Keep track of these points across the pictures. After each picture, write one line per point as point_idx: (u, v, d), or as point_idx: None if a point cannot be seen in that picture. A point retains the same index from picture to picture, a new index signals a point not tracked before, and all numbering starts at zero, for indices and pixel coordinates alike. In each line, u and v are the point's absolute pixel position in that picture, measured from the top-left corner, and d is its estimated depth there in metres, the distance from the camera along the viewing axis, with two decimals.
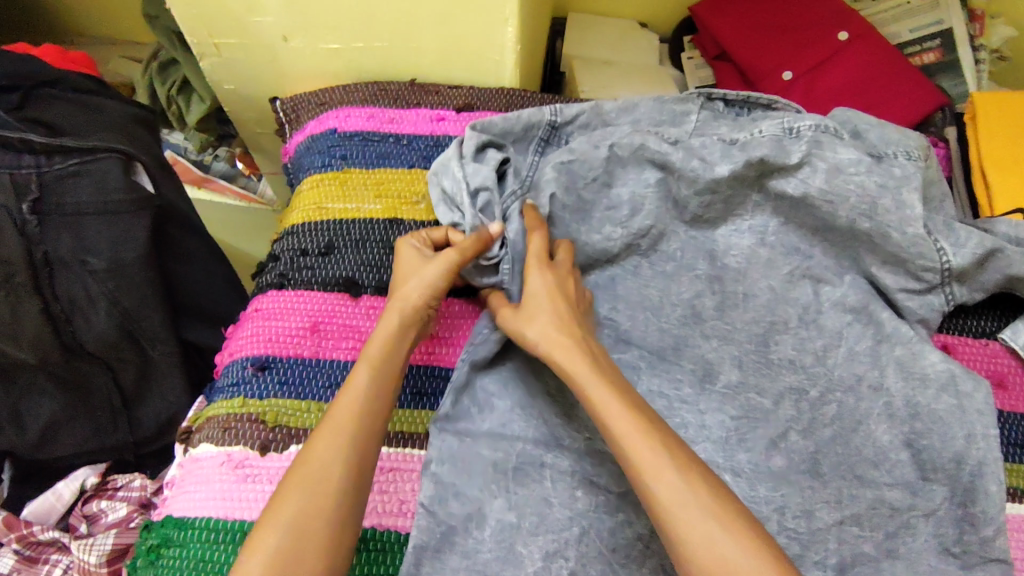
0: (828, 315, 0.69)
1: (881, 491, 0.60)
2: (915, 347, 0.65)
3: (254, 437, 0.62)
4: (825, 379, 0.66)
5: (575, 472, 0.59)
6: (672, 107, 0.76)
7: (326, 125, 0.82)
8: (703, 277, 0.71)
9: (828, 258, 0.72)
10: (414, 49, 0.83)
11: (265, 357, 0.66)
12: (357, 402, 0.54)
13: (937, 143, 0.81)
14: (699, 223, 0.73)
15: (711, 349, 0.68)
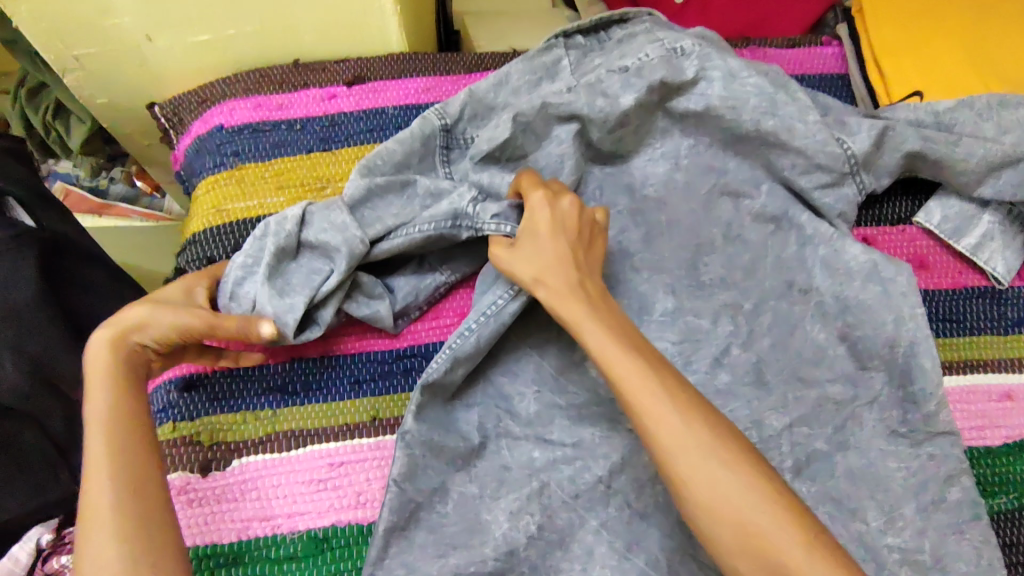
0: (750, 228, 0.70)
1: (825, 387, 0.62)
2: (837, 244, 0.66)
3: (192, 460, 0.59)
4: (757, 291, 0.67)
5: (529, 434, 0.59)
6: (542, 61, 0.75)
7: (211, 123, 0.77)
8: (625, 212, 0.70)
9: (741, 172, 0.72)
10: (291, 28, 0.78)
11: (186, 376, 0.62)
12: (111, 420, 0.48)
13: (830, 42, 0.81)
14: (613, 160, 0.73)
15: (643, 282, 0.66)
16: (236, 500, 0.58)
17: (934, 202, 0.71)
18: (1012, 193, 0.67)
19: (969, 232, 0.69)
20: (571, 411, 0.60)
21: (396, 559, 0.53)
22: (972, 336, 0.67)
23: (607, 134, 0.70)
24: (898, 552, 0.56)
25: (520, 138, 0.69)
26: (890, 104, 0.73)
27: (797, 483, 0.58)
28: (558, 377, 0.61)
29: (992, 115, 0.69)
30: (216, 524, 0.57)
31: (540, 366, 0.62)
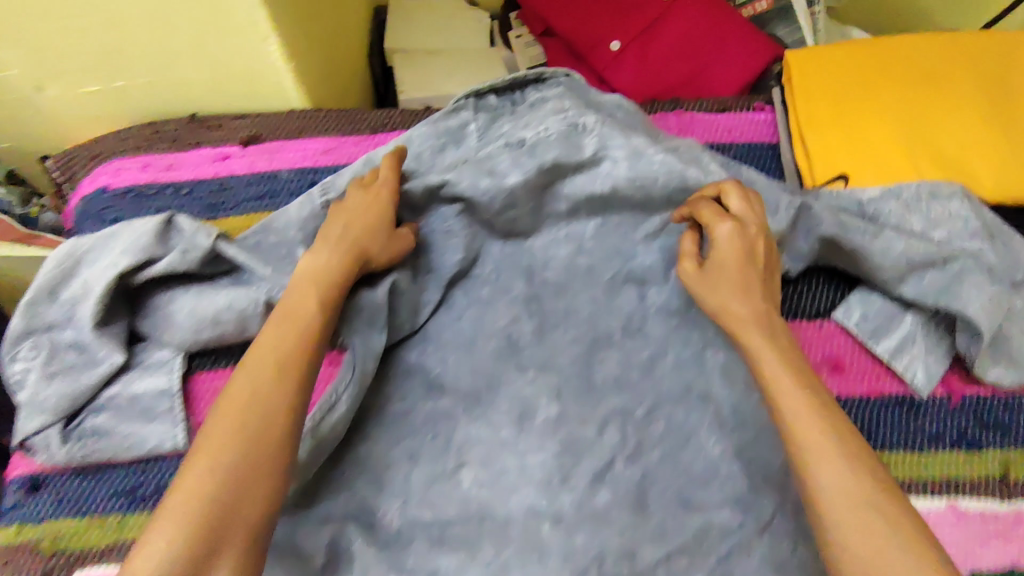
0: (653, 321, 0.65)
1: (711, 513, 0.57)
2: (739, 352, 0.61)
3: (27, 567, 0.56)
4: (652, 394, 0.62)
5: (382, 557, 0.55)
6: (446, 124, 0.69)
7: (96, 182, 0.73)
8: (520, 299, 0.65)
9: (650, 256, 0.67)
10: (182, 86, 0.73)
11: (35, 475, 0.60)
12: (292, 336, 0.51)
13: (764, 107, 0.75)
14: (513, 239, 0.68)
15: (526, 384, 0.62)
16: None
17: (854, 298, 0.66)
18: (935, 294, 0.60)
19: (888, 334, 0.64)
20: (432, 532, 0.56)
21: None
22: (884, 450, 0.61)
23: (499, 214, 0.66)
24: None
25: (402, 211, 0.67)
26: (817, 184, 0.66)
27: None
28: (425, 490, 0.58)
29: (921, 206, 0.63)
30: None
31: (408, 476, 0.58)
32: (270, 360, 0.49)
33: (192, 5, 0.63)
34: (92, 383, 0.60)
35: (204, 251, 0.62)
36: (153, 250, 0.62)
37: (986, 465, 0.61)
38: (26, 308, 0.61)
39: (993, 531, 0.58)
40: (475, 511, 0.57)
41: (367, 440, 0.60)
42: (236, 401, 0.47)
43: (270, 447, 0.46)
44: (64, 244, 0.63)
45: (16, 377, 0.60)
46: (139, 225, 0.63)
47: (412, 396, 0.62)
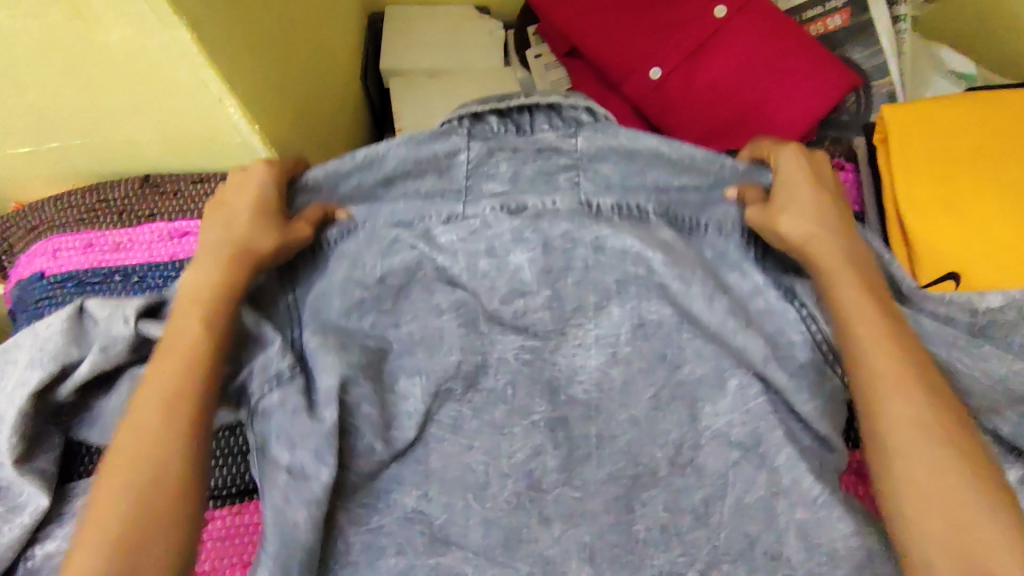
0: (707, 452, 0.53)
1: None
2: (823, 509, 0.49)
3: None
4: (707, 551, 0.50)
5: None
6: (434, 150, 0.57)
7: (33, 264, 0.62)
8: (542, 424, 0.53)
9: (701, 366, 0.54)
10: (131, 149, 0.61)
11: None
12: (181, 361, 0.46)
13: (843, 165, 0.63)
14: (533, 343, 0.55)
15: (549, 544, 0.50)
16: None
17: None
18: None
19: None
20: None
21: None
22: None
23: (503, 304, 0.55)
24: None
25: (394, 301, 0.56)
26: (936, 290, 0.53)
27: None
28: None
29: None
30: None
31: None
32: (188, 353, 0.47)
33: (122, 61, 0.49)
34: (14, 539, 0.49)
35: (131, 342, 0.51)
36: (69, 353, 0.50)
37: None
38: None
39: None
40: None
41: None
42: (160, 406, 0.45)
43: (162, 489, 0.42)
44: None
45: None
46: (45, 324, 0.51)
47: (410, 551, 0.51)
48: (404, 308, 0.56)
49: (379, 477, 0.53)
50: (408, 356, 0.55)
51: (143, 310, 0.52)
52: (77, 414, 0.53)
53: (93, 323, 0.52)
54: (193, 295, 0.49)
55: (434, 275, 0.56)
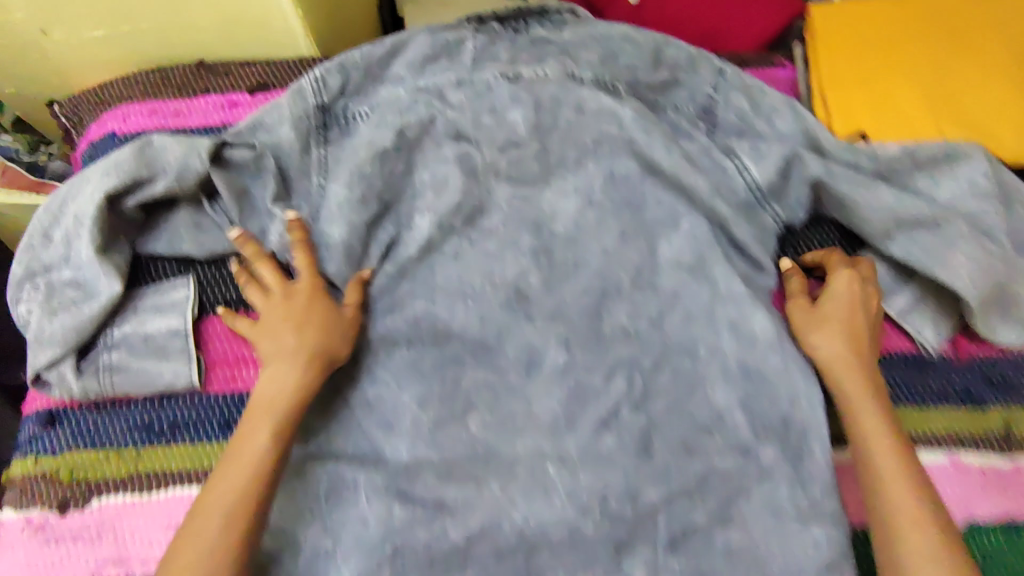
0: (662, 274, 0.65)
1: (712, 459, 0.59)
2: (749, 306, 0.62)
3: (51, 497, 0.58)
4: (660, 345, 0.63)
5: (389, 486, 0.58)
6: (445, 38, 0.69)
7: (103, 128, 0.73)
8: (528, 251, 0.65)
9: (660, 209, 0.66)
10: (187, 35, 0.73)
11: (52, 410, 0.60)
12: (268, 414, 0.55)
13: (784, 63, 0.74)
14: (524, 188, 0.67)
15: (535, 333, 0.63)
16: (91, 540, 0.57)
17: (867, 257, 0.65)
18: (921, 258, 0.60)
19: (897, 294, 0.63)
20: (437, 468, 0.58)
21: None
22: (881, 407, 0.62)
23: (501, 154, 0.67)
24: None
25: (408, 155, 0.66)
26: (847, 138, 0.65)
27: (669, 562, 0.56)
28: (434, 431, 0.60)
29: (929, 168, 0.63)
30: (71, 563, 0.57)
31: (416, 417, 0.60)
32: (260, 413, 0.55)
33: None
34: (94, 313, 0.59)
35: (196, 175, 0.63)
36: (139, 170, 0.62)
37: (991, 421, 0.62)
38: (27, 252, 0.62)
39: (988, 480, 0.60)
40: (482, 452, 0.59)
41: (377, 383, 0.61)
42: (232, 480, 0.52)
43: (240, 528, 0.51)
44: (54, 193, 0.64)
45: (24, 320, 0.60)
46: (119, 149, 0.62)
47: (420, 344, 0.63)
48: (417, 159, 0.67)
49: (398, 289, 0.65)
50: (419, 198, 0.66)
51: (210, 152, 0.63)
52: (146, 228, 0.65)
53: (159, 153, 0.63)
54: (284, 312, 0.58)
55: (444, 131, 0.67)
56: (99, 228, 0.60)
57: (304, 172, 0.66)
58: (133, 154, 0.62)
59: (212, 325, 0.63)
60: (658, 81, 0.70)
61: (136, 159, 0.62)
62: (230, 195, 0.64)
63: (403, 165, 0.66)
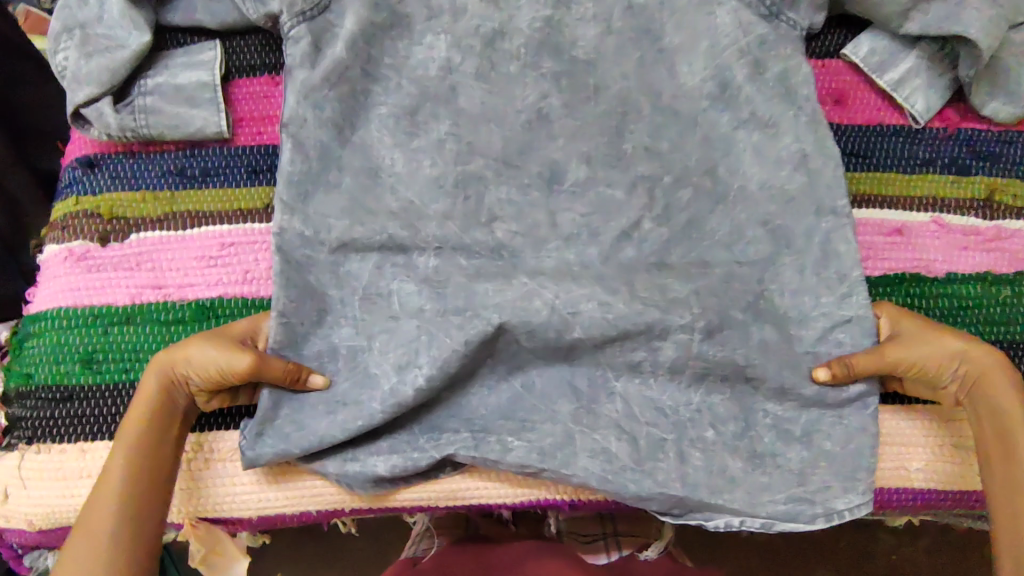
0: (684, 98, 0.59)
1: (733, 269, 0.57)
2: (771, 128, 0.57)
3: (92, 230, 0.63)
4: (680, 166, 0.58)
5: (420, 278, 0.56)
6: None
7: None
8: (549, 74, 0.59)
9: (680, 35, 0.59)
10: None
11: (91, 155, 0.64)
12: (124, 478, 0.49)
13: None
14: (546, 13, 0.59)
15: (556, 150, 0.58)
16: (132, 267, 0.62)
17: (866, 33, 0.66)
18: (939, 26, 0.61)
19: (894, 67, 0.65)
20: (468, 272, 0.56)
21: (288, 417, 0.54)
22: (878, 172, 0.65)
23: None
24: (771, 418, 0.56)
25: None
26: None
27: (702, 345, 0.55)
28: (460, 238, 0.57)
29: None
30: (113, 287, 0.61)
31: (443, 226, 0.57)
32: (127, 445, 0.50)
33: None
34: (127, 59, 0.61)
35: None
36: None
37: (977, 188, 0.66)
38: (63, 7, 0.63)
39: (970, 243, 0.64)
40: (506, 258, 0.57)
41: (392, 188, 0.57)
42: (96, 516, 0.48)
43: None
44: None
45: (61, 68, 0.63)
46: None
47: (442, 162, 0.57)
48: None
49: (419, 109, 0.58)
50: (434, 19, 0.58)
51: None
52: None
53: None
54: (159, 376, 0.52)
55: None
56: None
57: None
58: None
59: (234, 86, 0.66)
60: None
61: None
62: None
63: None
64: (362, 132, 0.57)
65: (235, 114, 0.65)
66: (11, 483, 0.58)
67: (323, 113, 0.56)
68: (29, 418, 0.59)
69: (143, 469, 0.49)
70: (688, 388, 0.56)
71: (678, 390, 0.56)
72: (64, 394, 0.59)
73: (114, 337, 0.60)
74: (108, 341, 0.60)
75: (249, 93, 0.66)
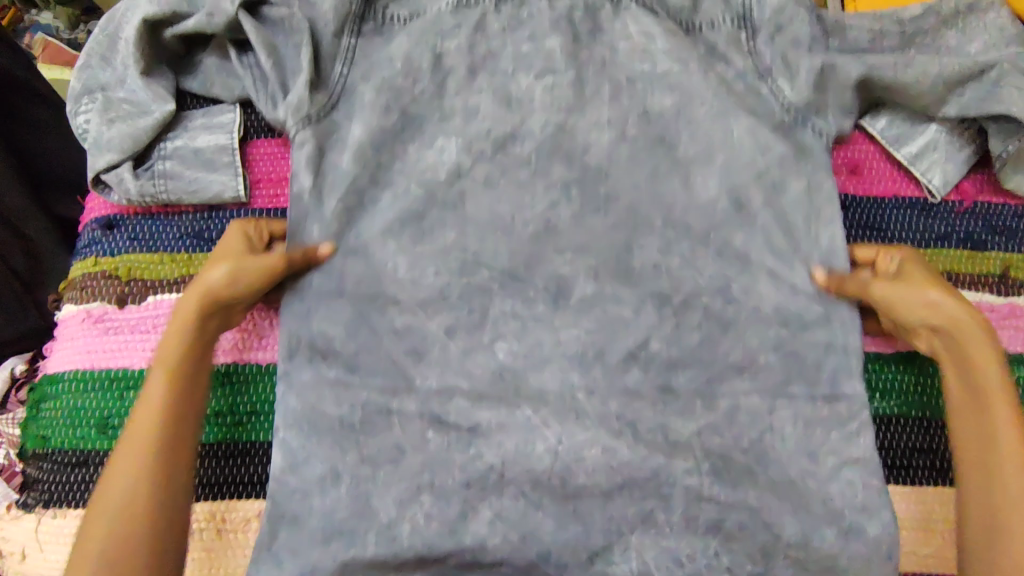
0: (696, 212, 0.59)
1: (740, 397, 0.56)
2: (787, 253, 0.58)
3: (109, 292, 0.63)
4: (691, 284, 0.58)
5: (423, 413, 0.55)
6: None
7: None
8: (559, 183, 0.59)
9: (695, 146, 0.60)
10: None
11: (109, 216, 0.65)
12: (167, 395, 0.52)
13: None
14: (558, 117, 0.60)
15: (564, 264, 0.58)
16: (147, 331, 0.62)
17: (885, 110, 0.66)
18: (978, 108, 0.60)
19: (913, 141, 0.65)
20: (470, 392, 0.56)
21: (282, 545, 0.53)
22: (890, 246, 0.65)
23: (536, 83, 0.61)
24: (795, 563, 0.53)
25: (435, 78, 0.61)
26: (850, 11, 0.70)
27: (715, 489, 0.54)
28: (461, 361, 0.57)
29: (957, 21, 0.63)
30: (129, 351, 0.62)
31: (445, 348, 0.57)
32: (171, 361, 0.53)
33: None
34: (149, 127, 0.62)
35: (227, 16, 0.61)
36: (179, 4, 0.62)
37: (991, 264, 0.65)
38: (84, 70, 0.64)
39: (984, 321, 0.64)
40: (511, 381, 0.56)
41: (399, 306, 0.57)
42: (143, 423, 0.51)
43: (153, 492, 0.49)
44: (105, 15, 0.66)
45: (82, 131, 0.64)
46: None
47: (446, 272, 0.58)
48: (447, 86, 0.61)
49: (427, 215, 0.59)
50: (446, 121, 0.60)
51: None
52: (184, 66, 0.66)
53: None
54: (202, 292, 0.54)
55: (470, 56, 0.61)
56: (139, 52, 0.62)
57: (328, 54, 0.60)
58: None
59: (252, 146, 0.66)
60: None
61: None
62: (260, 38, 0.60)
63: (434, 86, 0.60)
64: (366, 238, 0.58)
65: (253, 174, 0.66)
66: (29, 545, 0.59)
67: (333, 222, 0.58)
68: (46, 481, 0.60)
69: (185, 386, 0.53)
70: (705, 535, 0.53)
71: (694, 537, 0.53)
72: (80, 459, 0.60)
73: (128, 403, 0.61)
74: (123, 406, 0.60)
75: (264, 154, 0.66)
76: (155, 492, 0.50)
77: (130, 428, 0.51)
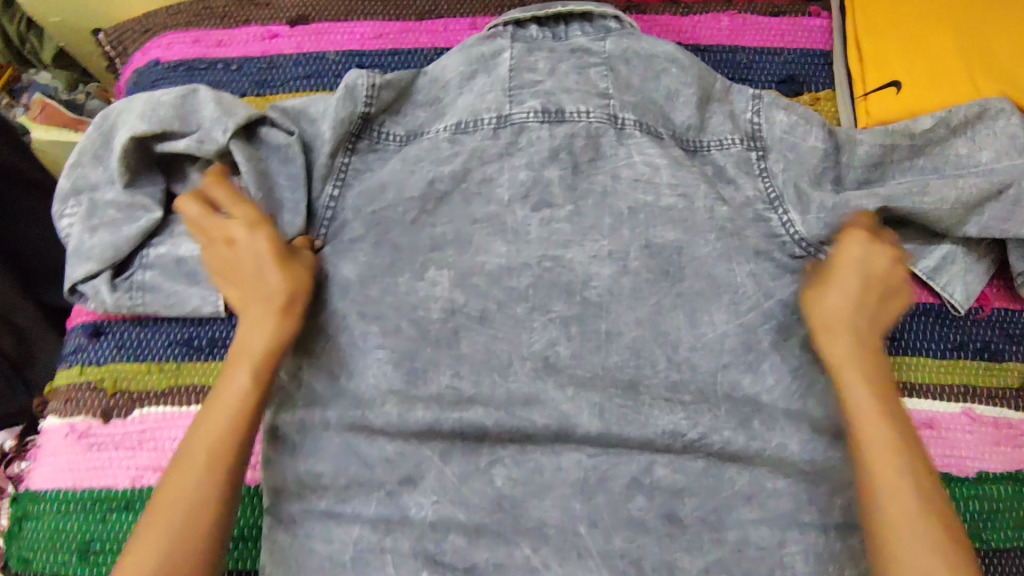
0: (702, 352, 0.61)
1: (748, 530, 0.56)
2: (797, 398, 0.60)
3: (94, 405, 0.61)
4: (708, 418, 0.58)
5: (417, 551, 0.55)
6: (501, 74, 0.66)
7: (148, 56, 0.76)
8: (558, 319, 0.62)
9: (700, 281, 0.62)
10: None
11: (97, 323, 0.64)
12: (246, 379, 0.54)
13: (818, 13, 0.76)
14: (557, 252, 0.63)
15: (565, 400, 0.59)
16: (132, 448, 0.60)
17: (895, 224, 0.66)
18: (1000, 228, 0.61)
19: (927, 254, 0.64)
20: (466, 527, 0.56)
21: None
22: (905, 355, 0.63)
23: (534, 212, 0.64)
24: None
25: (437, 209, 0.64)
26: (866, 126, 0.67)
27: None
28: (457, 488, 0.57)
29: (966, 131, 0.64)
30: (112, 469, 0.59)
31: (441, 475, 0.57)
32: (250, 351, 0.55)
33: None
34: (131, 235, 0.61)
35: (218, 145, 0.63)
36: (171, 122, 0.63)
37: (1009, 376, 0.63)
38: (74, 168, 0.63)
39: (1001, 437, 0.61)
40: (507, 513, 0.57)
41: (397, 439, 0.58)
42: (222, 402, 0.53)
43: (222, 465, 0.51)
44: (100, 112, 0.65)
45: (66, 234, 0.63)
46: (163, 93, 0.63)
47: (436, 406, 0.58)
48: (445, 214, 0.64)
49: (417, 355, 0.60)
50: (439, 253, 0.63)
51: (235, 126, 0.63)
52: (172, 174, 0.66)
53: (199, 109, 0.64)
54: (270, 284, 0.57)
55: (474, 186, 0.65)
56: (126, 164, 0.62)
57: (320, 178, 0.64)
58: (177, 107, 0.63)
59: None
60: (694, 120, 0.67)
61: (174, 115, 0.63)
62: (251, 171, 0.63)
63: (430, 214, 0.64)
64: (357, 380, 0.60)
65: None
66: None
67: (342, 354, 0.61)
68: None
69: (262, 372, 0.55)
70: None
71: None
72: None
73: (111, 525, 0.58)
74: (105, 529, 0.58)
75: None
76: (222, 473, 0.51)
77: (208, 407, 0.54)
